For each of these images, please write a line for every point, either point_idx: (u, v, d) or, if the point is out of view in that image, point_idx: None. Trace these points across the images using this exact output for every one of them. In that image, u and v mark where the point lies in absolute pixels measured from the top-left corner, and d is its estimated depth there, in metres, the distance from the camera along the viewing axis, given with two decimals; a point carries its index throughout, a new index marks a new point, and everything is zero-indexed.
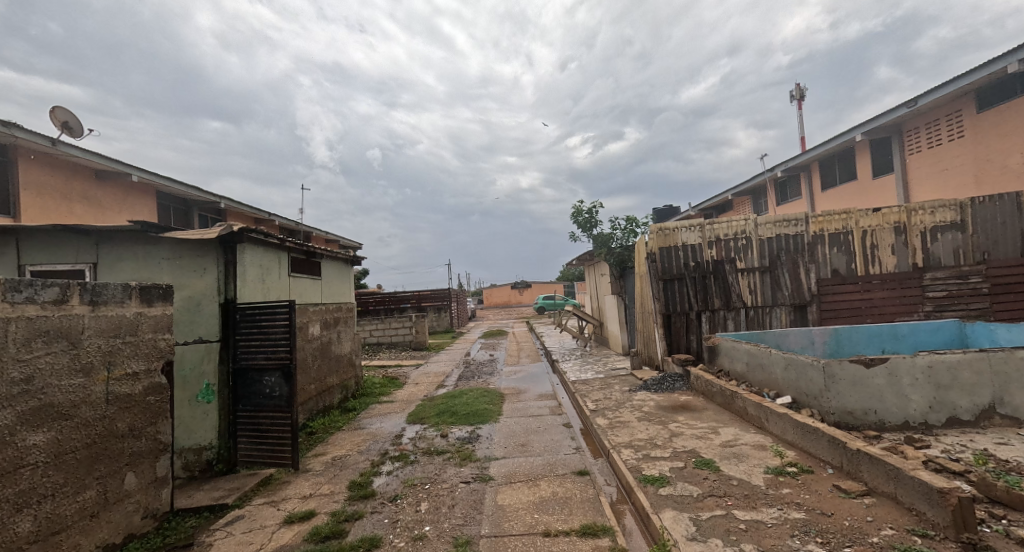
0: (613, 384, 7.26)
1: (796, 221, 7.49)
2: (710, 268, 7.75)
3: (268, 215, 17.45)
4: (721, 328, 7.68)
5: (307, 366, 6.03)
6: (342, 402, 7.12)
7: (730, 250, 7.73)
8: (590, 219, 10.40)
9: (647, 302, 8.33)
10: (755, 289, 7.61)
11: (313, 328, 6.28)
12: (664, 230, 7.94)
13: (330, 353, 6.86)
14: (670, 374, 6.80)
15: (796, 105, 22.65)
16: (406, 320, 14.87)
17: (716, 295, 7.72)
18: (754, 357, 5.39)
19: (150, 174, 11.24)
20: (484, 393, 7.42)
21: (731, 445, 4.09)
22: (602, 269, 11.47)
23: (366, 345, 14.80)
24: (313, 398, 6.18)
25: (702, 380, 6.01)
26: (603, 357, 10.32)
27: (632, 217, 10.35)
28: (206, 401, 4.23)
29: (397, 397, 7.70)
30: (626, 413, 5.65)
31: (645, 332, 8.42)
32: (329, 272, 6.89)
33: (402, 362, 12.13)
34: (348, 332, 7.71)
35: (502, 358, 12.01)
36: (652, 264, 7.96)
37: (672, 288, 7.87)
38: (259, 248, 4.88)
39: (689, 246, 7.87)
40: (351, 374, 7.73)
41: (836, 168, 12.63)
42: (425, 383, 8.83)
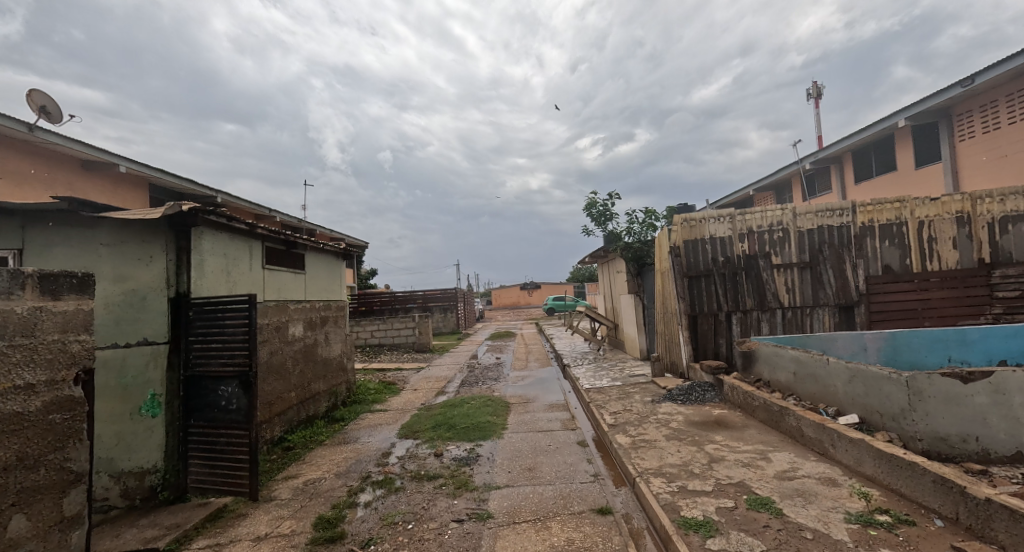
0: (632, 394, 6.45)
1: (840, 211, 6.66)
2: (742, 264, 6.93)
3: (269, 211, 16.89)
4: (754, 331, 6.84)
5: (287, 371, 5.34)
6: (330, 410, 6.41)
7: (764, 243, 6.89)
8: (605, 211, 9.61)
9: (670, 302, 7.51)
10: (794, 287, 6.76)
11: (295, 328, 5.59)
12: (689, 221, 7.15)
13: (317, 356, 6.17)
14: (698, 382, 6.00)
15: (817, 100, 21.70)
16: (409, 321, 14.20)
17: (748, 294, 6.88)
18: (803, 366, 4.57)
19: (139, 165, 10.67)
20: (487, 402, 6.67)
21: (791, 478, 3.27)
22: (617, 266, 10.66)
23: (367, 346, 14.15)
24: (294, 408, 5.47)
25: (738, 391, 5.19)
26: (618, 361, 9.51)
27: (651, 210, 9.54)
28: (151, 415, 3.52)
29: (392, 405, 6.98)
30: (651, 429, 4.83)
31: (667, 335, 7.59)
32: (315, 266, 6.20)
33: (403, 365, 11.44)
34: (339, 333, 7.02)
35: (509, 362, 11.25)
36: (676, 259, 7.14)
37: (698, 285, 7.04)
38: (221, 234, 4.19)
39: (717, 239, 7.06)
40: (342, 379, 7.04)
41: (873, 158, 11.69)
42: (425, 389, 8.10)
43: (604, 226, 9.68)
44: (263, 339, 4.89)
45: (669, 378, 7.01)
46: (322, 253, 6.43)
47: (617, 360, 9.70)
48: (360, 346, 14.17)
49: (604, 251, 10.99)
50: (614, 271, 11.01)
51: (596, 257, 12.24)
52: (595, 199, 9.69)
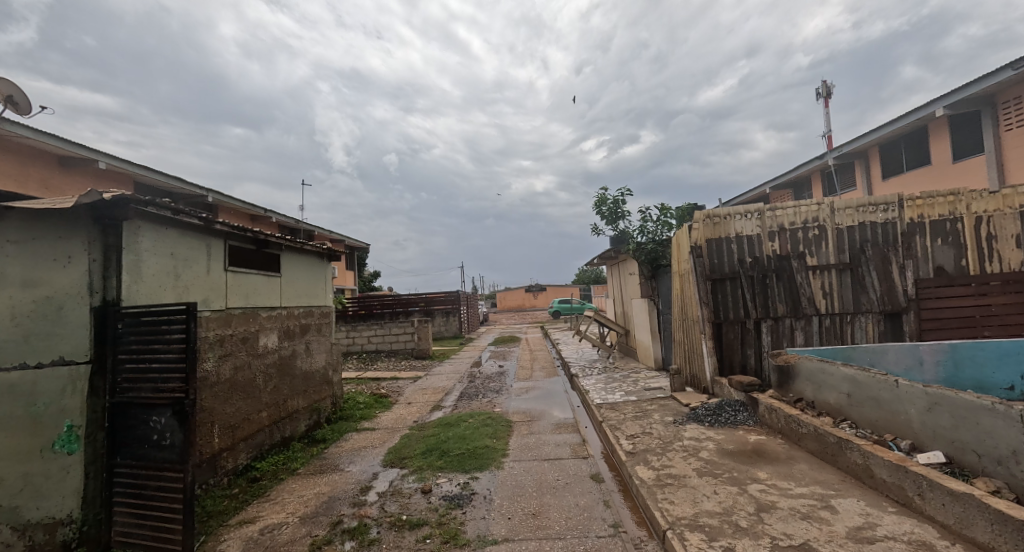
0: (650, 413, 5.73)
1: (885, 206, 5.92)
2: (773, 265, 6.21)
3: (264, 212, 16.33)
4: (787, 341, 6.09)
5: (257, 389, 4.67)
6: (310, 430, 5.73)
7: (798, 242, 6.17)
8: (616, 209, 8.93)
9: (690, 308, 6.79)
10: (832, 292, 6.02)
11: (267, 339, 4.92)
12: (712, 218, 6.45)
13: (294, 369, 5.50)
14: (726, 400, 5.27)
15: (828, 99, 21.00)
16: (408, 326, 13.55)
17: (780, 300, 6.14)
18: (859, 387, 3.84)
19: (122, 162, 10.13)
20: (486, 421, 5.96)
21: (871, 541, 2.54)
22: (628, 268, 9.94)
23: (364, 353, 13.49)
24: (266, 430, 4.80)
25: (778, 414, 4.45)
26: (631, 372, 8.77)
27: (666, 207, 8.84)
28: (66, 452, 2.82)
29: (381, 423, 6.29)
30: (678, 461, 4.10)
31: (687, 345, 6.86)
32: (293, 268, 5.54)
33: (400, 374, 10.78)
34: (323, 343, 6.35)
35: (513, 371, 10.56)
36: (698, 260, 6.43)
37: (723, 289, 6.33)
38: (166, 230, 3.52)
39: (744, 237, 6.35)
40: (326, 393, 6.37)
41: (903, 153, 10.91)
42: (420, 403, 7.40)
43: (615, 224, 8.99)
44: (227, 353, 4.22)
45: (691, 394, 6.27)
46: (301, 254, 5.77)
47: (629, 370, 8.96)
48: (357, 352, 13.51)
49: (614, 253, 10.27)
50: (625, 273, 10.29)
51: (605, 258, 11.52)
52: (606, 196, 9.01)
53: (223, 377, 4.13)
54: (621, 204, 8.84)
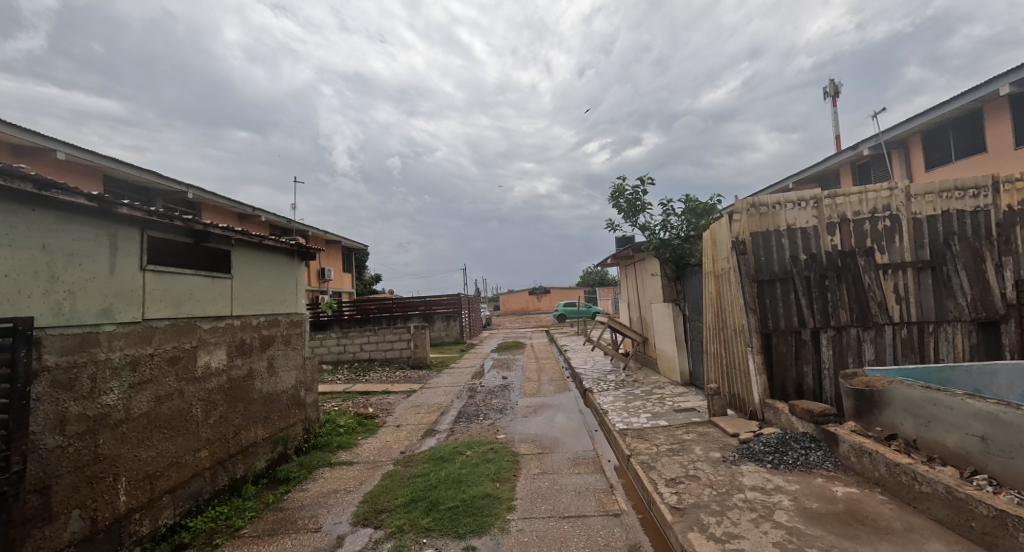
0: (690, 446, 4.63)
1: (977, 190, 4.92)
2: (834, 263, 5.14)
3: (251, 210, 15.42)
4: (853, 356, 5.01)
5: (193, 422, 3.63)
6: (271, 467, 4.65)
7: (864, 237, 5.14)
8: (635, 200, 7.90)
9: (729, 315, 5.71)
10: (908, 297, 4.96)
11: (209, 357, 3.88)
12: (758, 207, 5.41)
13: (251, 392, 4.44)
14: (790, 433, 4.18)
15: (836, 99, 20.24)
16: (404, 332, 12.51)
17: (844, 306, 5.07)
18: (1006, 430, 2.77)
19: (83, 153, 9.29)
20: (488, 454, 4.88)
21: None
22: (648, 268, 8.86)
23: (357, 362, 12.42)
24: (206, 474, 3.74)
25: (870, 458, 3.38)
26: (654, 388, 7.67)
27: (692, 196, 7.77)
28: None
29: (362, 454, 5.24)
30: (747, 527, 2.99)
31: (726, 359, 5.78)
32: (251, 268, 4.52)
33: (392, 387, 9.72)
34: (292, 358, 5.29)
35: (517, 383, 9.49)
36: (742, 257, 5.36)
37: (772, 292, 5.28)
38: (31, 213, 2.49)
39: (797, 231, 5.29)
40: (297, 417, 5.31)
41: (952, 140, 9.84)
42: (410, 427, 6.33)
43: (634, 218, 7.97)
44: (144, 381, 3.17)
45: (736, 420, 5.16)
46: (263, 250, 4.75)
47: (652, 385, 7.86)
48: (348, 361, 12.43)
49: (630, 252, 9.25)
50: (644, 274, 9.24)
51: (620, 258, 10.44)
52: (623, 186, 7.97)
53: (137, 413, 3.08)
54: (641, 195, 7.80)
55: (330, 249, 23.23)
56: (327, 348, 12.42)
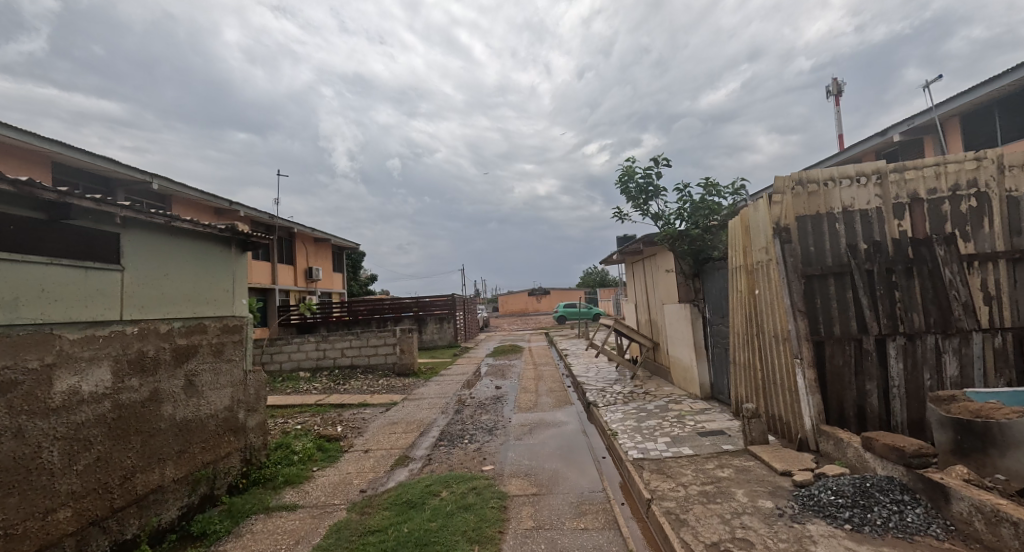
0: (729, 489, 3.58)
1: None
2: (905, 254, 4.10)
3: (228, 204, 14.50)
4: (930, 371, 3.96)
5: (46, 472, 2.57)
6: (185, 518, 3.59)
7: (941, 221, 4.11)
8: (646, 185, 6.94)
9: (767, 318, 4.66)
10: (999, 295, 3.94)
11: (82, 379, 2.82)
12: (806, 184, 4.36)
13: (156, 421, 3.38)
14: (869, 477, 3.13)
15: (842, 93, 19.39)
16: (389, 336, 11.48)
17: (917, 307, 4.03)
18: None
19: (18, 134, 8.31)
20: (467, 498, 3.81)
21: None
22: (660, 263, 7.82)
23: (338, 369, 11.34)
24: (68, 544, 2.67)
25: (1009, 529, 2.33)
26: (669, 403, 6.61)
27: (713, 178, 6.76)
28: None
29: (312, 494, 4.16)
30: None
31: (763, 372, 4.73)
32: (157, 259, 3.48)
33: (372, 398, 8.67)
34: (225, 373, 4.23)
35: (512, 394, 8.44)
36: (786, 247, 4.30)
37: (825, 290, 4.23)
38: None
39: (856, 213, 4.24)
40: (231, 446, 4.24)
41: (998, 121, 8.83)
42: (380, 454, 5.27)
43: (646, 205, 7.03)
44: None
45: (782, 450, 4.10)
46: (178, 236, 3.71)
47: (666, 399, 6.80)
48: (328, 368, 11.35)
49: (640, 246, 8.25)
50: (656, 270, 8.20)
51: (628, 253, 9.39)
52: (633, 168, 6.99)
53: None
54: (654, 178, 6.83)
55: (318, 247, 22.18)
56: (304, 353, 11.34)
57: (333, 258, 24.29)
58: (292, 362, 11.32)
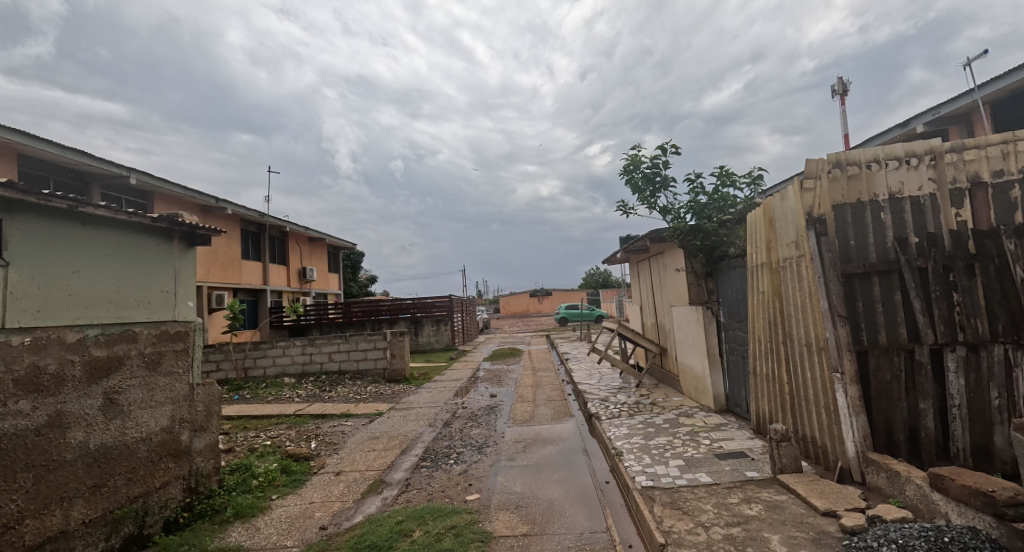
0: (761, 533, 2.93)
1: None
2: (966, 248, 3.44)
3: (214, 202, 14.00)
4: (998, 387, 3.29)
5: None
6: None
7: (1010, 209, 3.44)
8: (654, 175, 6.33)
9: (797, 323, 4.00)
10: None
11: None
12: (843, 167, 3.72)
13: (58, 452, 2.75)
14: (945, 529, 2.47)
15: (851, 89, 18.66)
16: (379, 340, 10.87)
17: (982, 311, 3.36)
18: None
19: None
20: (441, 541, 3.18)
21: None
22: (669, 262, 7.19)
23: (325, 375, 10.73)
24: None
25: None
26: (679, 416, 5.95)
27: (728, 167, 6.13)
28: None
29: (262, 532, 3.53)
30: None
31: (793, 387, 4.07)
32: (60, 253, 2.91)
33: (356, 408, 8.05)
34: (162, 388, 3.59)
35: (508, 404, 7.80)
36: (822, 240, 3.65)
37: (868, 291, 3.58)
38: None
39: (904, 200, 3.60)
40: (170, 474, 3.62)
41: None
42: (353, 477, 4.64)
43: (653, 197, 6.43)
44: None
45: (820, 482, 3.44)
46: (89, 225, 3.10)
47: (675, 412, 6.14)
48: (315, 374, 10.74)
49: (646, 242, 7.62)
50: (664, 269, 7.57)
51: (633, 252, 8.75)
52: (640, 157, 6.39)
53: None
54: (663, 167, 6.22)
55: (313, 247, 21.61)
56: (290, 358, 10.74)
57: (329, 259, 23.73)
58: (276, 367, 10.71)
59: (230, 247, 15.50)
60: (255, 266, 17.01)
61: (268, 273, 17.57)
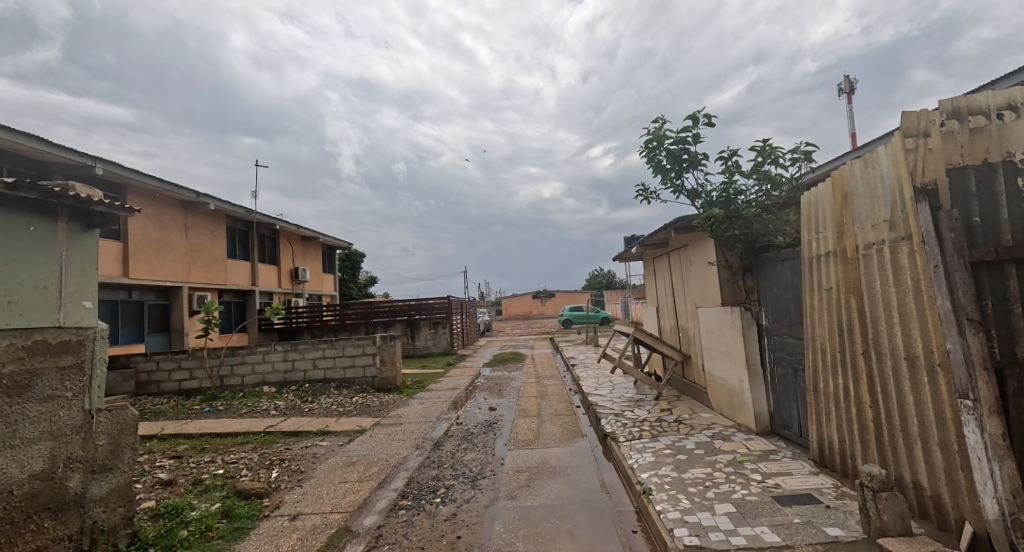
0: None
1: None
2: None
3: (196, 197, 13.09)
4: None
5: None
6: None
7: None
8: (680, 152, 5.39)
9: (892, 331, 2.99)
10: None
11: None
12: (964, 117, 2.72)
13: None
14: None
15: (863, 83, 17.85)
16: (369, 345, 9.93)
17: None
18: None
19: None
20: None
21: None
22: (697, 256, 6.20)
23: (309, 384, 9.78)
24: None
25: None
26: (713, 440, 4.94)
27: (768, 140, 5.18)
28: None
29: None
30: None
31: (887, 415, 3.06)
32: None
33: (337, 423, 7.08)
34: (37, 420, 2.64)
35: (510, 420, 6.80)
36: (937, 215, 2.66)
37: (1003, 285, 2.59)
38: None
39: None
40: (44, 538, 2.66)
41: None
42: (310, 524, 3.67)
43: (679, 178, 5.49)
44: None
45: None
46: None
47: (708, 434, 5.13)
48: (297, 382, 9.79)
49: (668, 233, 6.63)
50: (689, 265, 6.60)
51: (650, 246, 7.78)
52: (664, 131, 5.44)
53: None
54: (692, 142, 5.29)
55: (306, 246, 20.69)
56: (270, 365, 9.79)
57: (324, 259, 22.80)
58: (256, 375, 9.77)
59: (215, 245, 14.60)
60: (242, 266, 16.10)
61: (257, 273, 16.67)
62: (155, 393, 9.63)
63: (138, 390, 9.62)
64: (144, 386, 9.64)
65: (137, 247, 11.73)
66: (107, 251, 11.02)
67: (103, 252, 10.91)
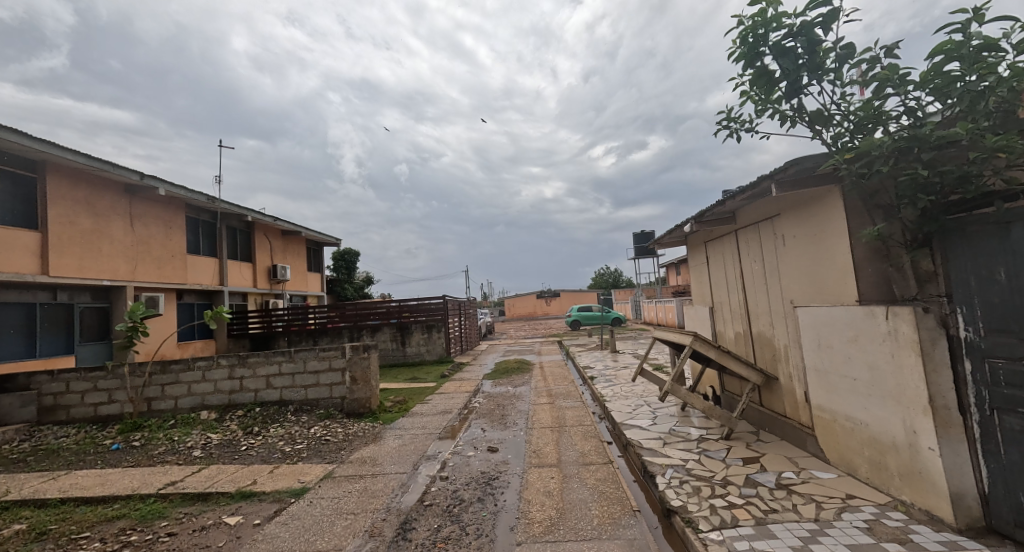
0: None
1: None
2: None
3: (139, 178, 10.95)
4: None
5: None
6: None
7: None
8: (802, 49, 3.19)
9: None
10: None
11: None
12: None
13: None
14: None
15: None
16: (337, 358, 7.81)
17: None
18: None
19: None
20: None
21: None
22: (809, 229, 4.02)
23: (260, 408, 7.69)
24: None
25: None
26: (881, 544, 2.78)
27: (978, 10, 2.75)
28: None
29: None
30: None
31: None
32: None
33: (272, 476, 4.97)
34: None
35: (518, 473, 4.67)
36: None
37: None
38: None
39: None
40: None
41: None
42: None
43: (796, 95, 3.31)
44: None
45: None
46: None
47: (862, 528, 2.97)
48: (245, 406, 7.70)
49: (751, 197, 4.46)
50: (784, 244, 4.44)
51: (710, 223, 5.58)
52: (776, 13, 3.22)
53: None
54: (824, 28, 3.08)
55: (287, 242, 18.58)
56: (212, 383, 7.69)
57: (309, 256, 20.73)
58: (192, 397, 7.66)
59: (170, 238, 12.53)
60: (207, 263, 14.01)
61: (224, 271, 14.58)
62: (63, 422, 7.54)
63: (41, 418, 7.52)
64: (49, 414, 7.54)
65: (61, 237, 9.65)
66: (18, 242, 8.92)
67: (12, 243, 8.81)
